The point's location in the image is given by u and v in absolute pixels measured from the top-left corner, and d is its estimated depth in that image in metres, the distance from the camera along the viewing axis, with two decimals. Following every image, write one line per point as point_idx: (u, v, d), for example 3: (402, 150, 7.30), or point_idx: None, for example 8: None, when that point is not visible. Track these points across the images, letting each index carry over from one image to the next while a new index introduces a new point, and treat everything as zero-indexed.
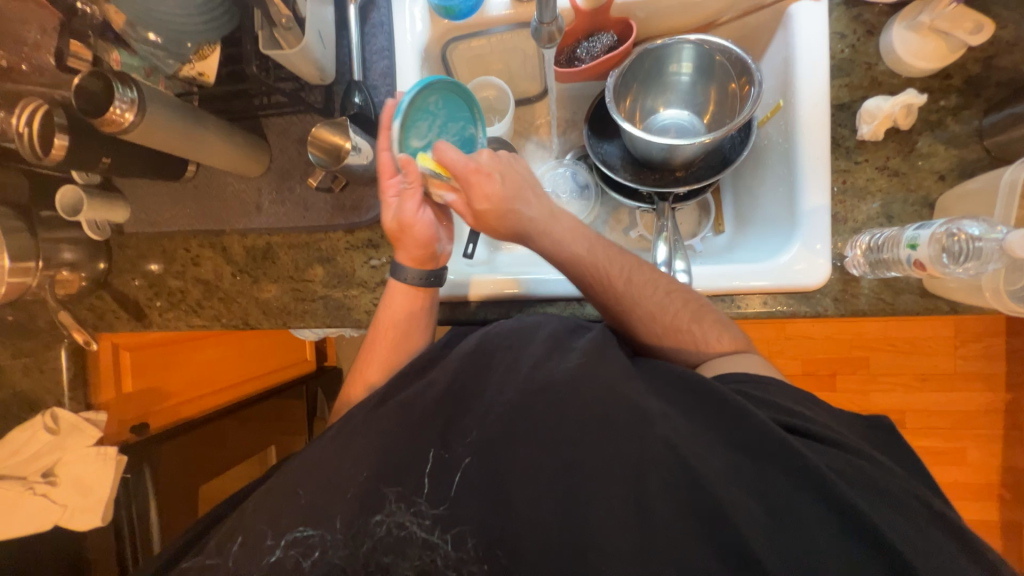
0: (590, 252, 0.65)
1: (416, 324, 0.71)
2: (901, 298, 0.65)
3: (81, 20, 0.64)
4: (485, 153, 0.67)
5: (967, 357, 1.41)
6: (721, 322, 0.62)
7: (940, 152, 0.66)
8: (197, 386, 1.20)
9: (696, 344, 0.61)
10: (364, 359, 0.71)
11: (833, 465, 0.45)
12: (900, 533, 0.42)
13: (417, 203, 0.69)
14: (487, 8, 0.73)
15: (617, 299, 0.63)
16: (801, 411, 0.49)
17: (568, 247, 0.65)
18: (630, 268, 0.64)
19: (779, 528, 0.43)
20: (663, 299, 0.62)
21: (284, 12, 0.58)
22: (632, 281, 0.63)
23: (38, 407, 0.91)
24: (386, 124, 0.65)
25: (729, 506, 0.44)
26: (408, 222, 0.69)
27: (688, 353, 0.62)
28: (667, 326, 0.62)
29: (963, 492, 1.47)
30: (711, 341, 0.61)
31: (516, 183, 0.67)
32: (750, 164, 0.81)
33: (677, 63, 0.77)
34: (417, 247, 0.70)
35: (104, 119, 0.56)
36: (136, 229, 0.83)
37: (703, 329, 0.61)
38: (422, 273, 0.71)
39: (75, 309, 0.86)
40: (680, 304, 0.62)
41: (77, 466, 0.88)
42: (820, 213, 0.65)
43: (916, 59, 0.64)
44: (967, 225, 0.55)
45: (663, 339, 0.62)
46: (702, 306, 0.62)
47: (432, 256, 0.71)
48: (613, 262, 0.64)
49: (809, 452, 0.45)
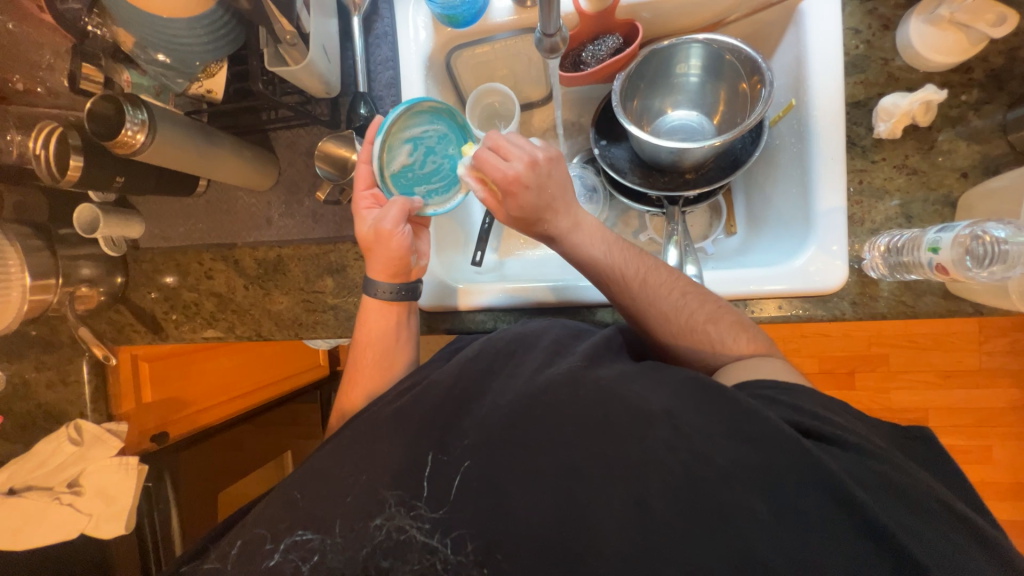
0: (606, 258, 0.63)
1: (398, 340, 0.71)
2: (922, 300, 0.63)
3: (93, 42, 0.64)
4: (525, 158, 0.61)
5: (993, 352, 1.37)
6: (738, 321, 0.61)
7: (961, 149, 0.64)
8: (215, 393, 1.22)
9: (711, 347, 0.60)
10: (350, 378, 0.71)
11: (847, 473, 0.44)
12: (915, 548, 0.40)
13: (397, 217, 0.66)
14: (490, 15, 0.73)
15: (632, 303, 0.62)
16: (816, 418, 0.48)
17: (587, 252, 0.64)
18: (647, 270, 0.62)
19: (789, 543, 0.42)
20: (679, 302, 0.60)
21: (288, 28, 0.58)
22: (647, 284, 0.61)
23: (63, 419, 0.93)
24: (371, 138, 0.69)
25: (733, 516, 0.43)
26: (382, 231, 0.67)
27: (705, 353, 0.60)
28: (683, 325, 0.60)
29: (989, 492, 1.42)
30: (728, 339, 0.60)
31: (547, 199, 0.62)
32: (762, 164, 0.79)
33: (685, 63, 0.75)
34: (390, 258, 0.68)
35: (117, 141, 0.58)
36: (151, 244, 0.85)
37: (720, 329, 0.60)
38: (395, 286, 0.70)
39: (94, 323, 0.87)
40: (696, 305, 0.60)
41: (101, 476, 0.91)
42: (837, 214, 0.63)
43: (935, 53, 0.62)
44: (992, 227, 0.54)
45: (680, 342, 0.61)
46: (719, 306, 0.61)
47: (405, 268, 0.70)
48: (636, 270, 0.62)
49: (821, 454, 0.44)
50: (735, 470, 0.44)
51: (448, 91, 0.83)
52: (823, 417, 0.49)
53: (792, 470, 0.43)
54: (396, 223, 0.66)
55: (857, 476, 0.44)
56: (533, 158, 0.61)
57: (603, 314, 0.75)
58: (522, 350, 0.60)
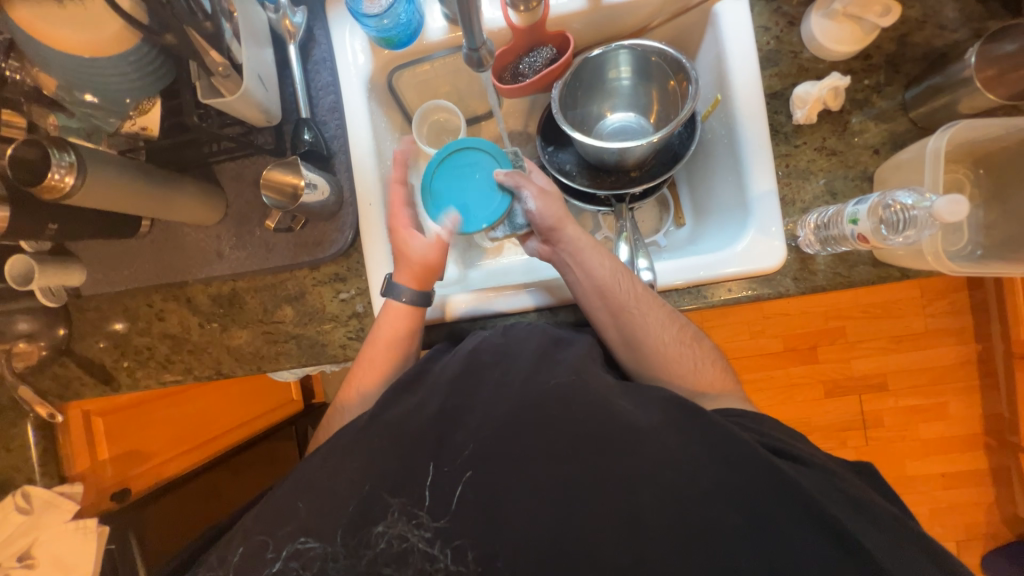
0: (611, 272, 0.66)
1: (390, 358, 0.69)
2: (856, 270, 0.67)
3: (13, 87, 0.62)
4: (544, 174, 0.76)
5: (935, 314, 1.47)
6: (712, 351, 0.68)
7: (871, 128, 0.69)
8: (179, 441, 1.16)
9: (693, 366, 0.65)
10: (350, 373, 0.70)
11: (812, 481, 0.47)
12: None
13: (428, 227, 0.70)
14: (426, 35, 0.75)
15: (633, 313, 0.65)
16: (784, 441, 0.51)
17: (589, 266, 0.67)
18: (642, 289, 0.67)
19: (766, 547, 0.45)
20: (671, 320, 0.66)
21: (219, 60, 0.58)
22: (647, 298, 0.66)
23: (10, 487, 0.87)
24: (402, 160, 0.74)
25: (719, 524, 0.46)
26: (412, 239, 0.71)
27: (682, 374, 0.65)
28: (671, 341, 0.65)
29: (950, 447, 1.51)
30: (705, 367, 0.66)
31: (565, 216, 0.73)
32: (700, 156, 0.83)
33: (616, 69, 0.79)
34: (415, 263, 0.71)
35: (43, 187, 0.55)
36: (94, 290, 0.80)
37: (699, 351, 0.66)
38: (417, 291, 0.70)
39: (37, 380, 0.83)
40: (684, 329, 0.66)
41: (56, 544, 0.85)
42: (769, 197, 0.68)
43: (835, 44, 0.68)
44: (899, 197, 0.59)
45: (663, 356, 0.65)
46: (697, 332, 0.68)
47: (430, 275, 0.71)
48: (634, 286, 0.66)
49: (799, 477, 0.48)
50: (717, 488, 0.47)
51: (393, 111, 0.84)
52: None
53: (756, 471, 0.47)
54: (429, 228, 0.70)
55: None
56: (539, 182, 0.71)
57: (564, 315, 0.75)
58: (507, 357, 0.59)
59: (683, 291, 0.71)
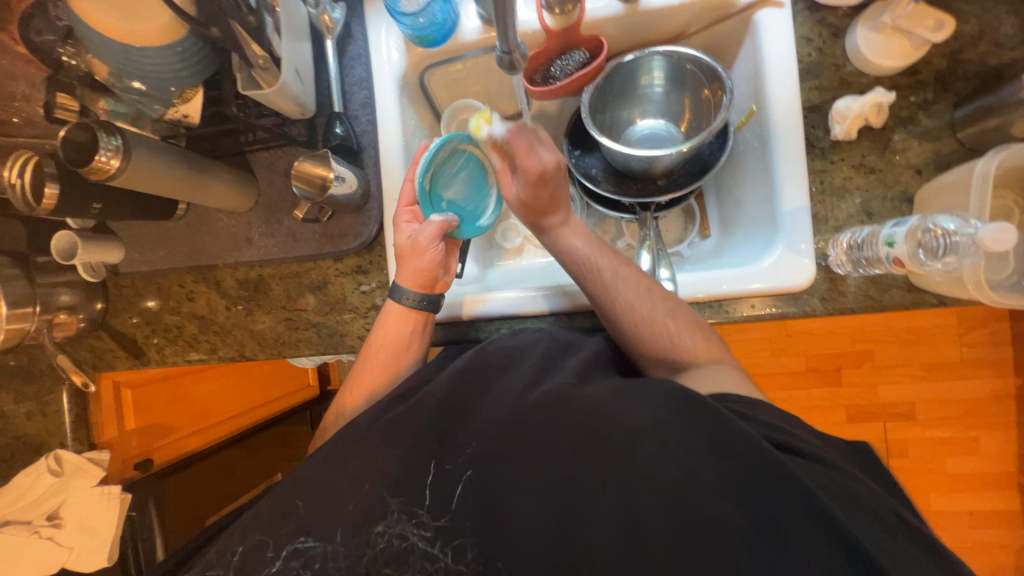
0: (581, 256, 0.69)
1: (408, 348, 0.71)
2: (888, 294, 0.65)
3: (68, 72, 0.66)
4: (552, 156, 0.68)
5: (972, 344, 1.40)
6: (694, 321, 0.63)
7: (914, 147, 0.66)
8: (201, 419, 1.21)
9: (671, 342, 0.62)
10: (358, 372, 0.71)
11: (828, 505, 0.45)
12: (879, 554, 0.41)
13: (434, 234, 0.69)
14: (460, 34, 0.75)
15: (604, 292, 0.65)
16: (783, 432, 0.48)
17: (572, 250, 0.70)
18: (620, 265, 0.67)
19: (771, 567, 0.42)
20: (642, 295, 0.63)
21: (260, 54, 0.59)
22: (618, 275, 0.65)
23: (43, 450, 0.91)
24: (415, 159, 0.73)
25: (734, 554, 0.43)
26: (418, 245, 0.69)
27: (663, 351, 0.62)
28: (644, 318, 0.63)
29: (979, 482, 1.43)
30: (686, 339, 0.62)
31: (552, 194, 0.69)
32: (731, 167, 0.82)
33: (649, 75, 0.78)
34: (421, 269, 0.70)
35: (91, 167, 0.58)
36: (131, 268, 0.84)
37: (677, 327, 0.62)
38: (421, 294, 0.71)
39: (74, 350, 0.87)
40: (658, 300, 0.63)
41: (81, 507, 0.89)
42: (801, 213, 0.65)
43: (882, 58, 0.65)
44: (941, 220, 0.57)
45: (642, 334, 0.63)
46: (678, 303, 0.63)
47: (433, 280, 0.71)
48: (609, 263, 0.67)
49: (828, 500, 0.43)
50: (721, 486, 0.45)
51: (423, 108, 0.85)
52: (787, 422, 0.50)
53: (774, 489, 0.43)
54: (433, 234, 0.69)
55: (833, 492, 0.44)
56: (558, 160, 0.68)
57: (582, 321, 0.74)
58: (512, 364, 0.61)
59: (704, 304, 0.70)
